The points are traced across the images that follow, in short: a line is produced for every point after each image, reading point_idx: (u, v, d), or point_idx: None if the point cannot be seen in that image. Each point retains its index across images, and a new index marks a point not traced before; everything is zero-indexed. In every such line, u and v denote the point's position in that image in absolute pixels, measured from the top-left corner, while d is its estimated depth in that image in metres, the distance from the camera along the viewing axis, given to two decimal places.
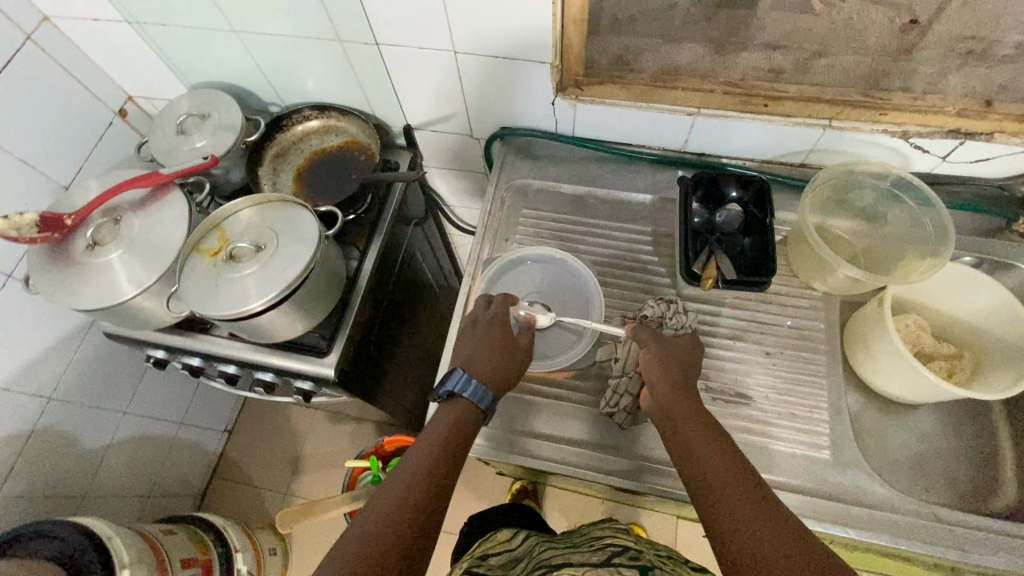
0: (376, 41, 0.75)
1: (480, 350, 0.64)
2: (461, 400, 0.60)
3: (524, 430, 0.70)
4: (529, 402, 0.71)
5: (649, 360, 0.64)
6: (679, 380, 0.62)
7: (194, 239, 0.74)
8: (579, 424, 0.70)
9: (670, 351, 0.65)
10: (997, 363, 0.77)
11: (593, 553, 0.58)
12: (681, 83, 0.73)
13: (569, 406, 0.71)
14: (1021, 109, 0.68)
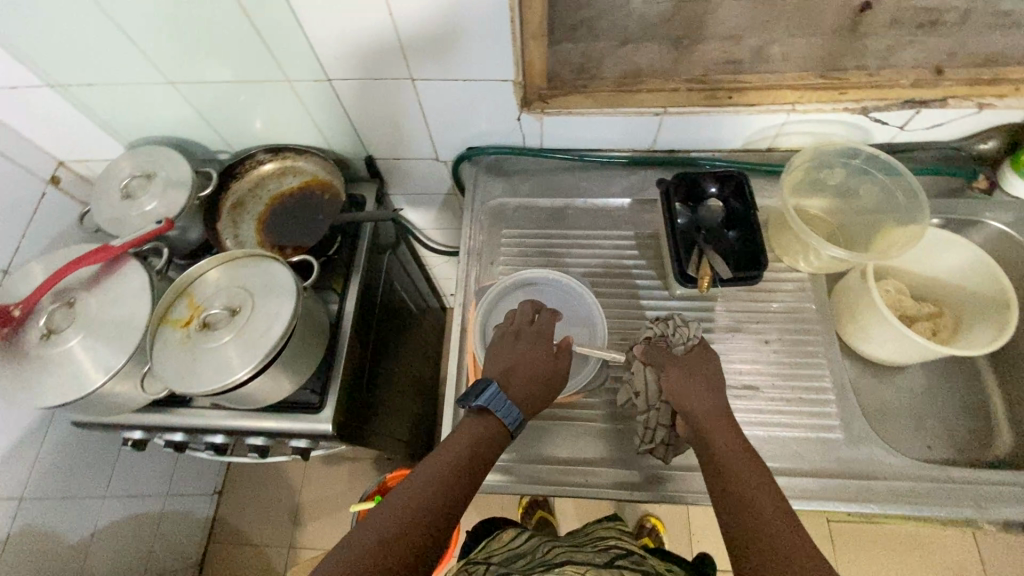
0: (327, 77, 0.72)
1: (520, 368, 0.58)
2: (491, 417, 0.54)
3: (535, 458, 0.67)
4: (537, 430, 0.68)
5: (671, 387, 0.60)
6: (712, 403, 0.58)
7: (160, 310, 0.70)
8: (591, 445, 0.67)
9: (690, 370, 0.60)
10: (976, 319, 0.77)
11: (596, 554, 0.59)
12: (646, 86, 0.72)
13: (580, 427, 0.68)
14: (971, 73, 0.69)
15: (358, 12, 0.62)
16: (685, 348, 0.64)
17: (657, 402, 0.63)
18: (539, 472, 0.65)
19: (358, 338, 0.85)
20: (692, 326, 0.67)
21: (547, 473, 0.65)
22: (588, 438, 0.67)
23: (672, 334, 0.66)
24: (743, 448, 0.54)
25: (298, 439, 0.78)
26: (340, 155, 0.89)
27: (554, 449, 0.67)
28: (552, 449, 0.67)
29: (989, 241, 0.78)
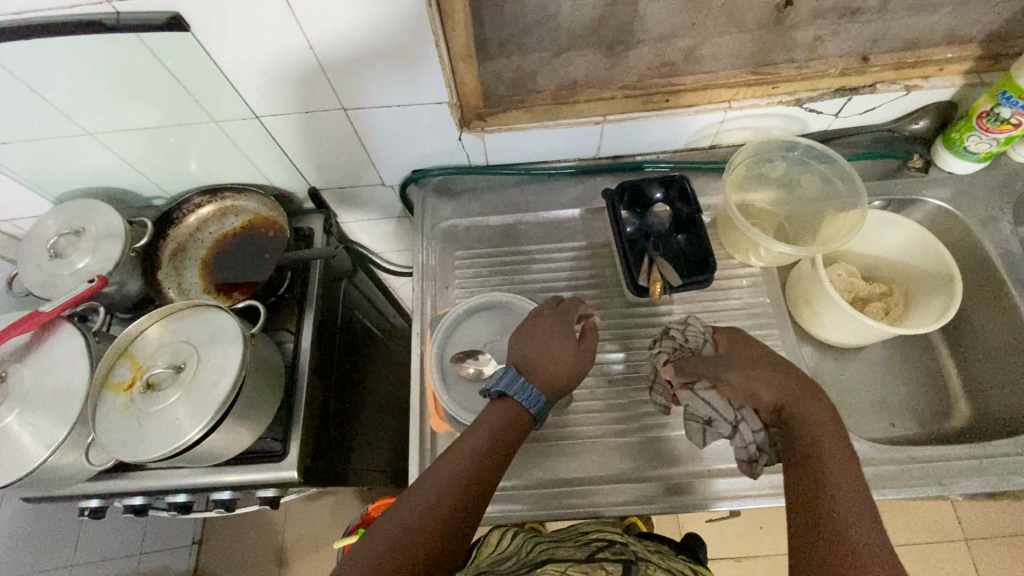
0: (255, 114, 0.69)
1: (545, 354, 0.58)
2: (512, 402, 0.56)
3: (535, 481, 0.66)
4: (534, 451, 0.68)
5: (739, 386, 0.58)
6: (796, 388, 0.57)
7: (101, 375, 0.66)
8: (600, 462, 0.66)
9: (755, 359, 0.59)
10: (924, 295, 0.78)
11: (577, 548, 0.56)
12: (583, 96, 0.72)
13: (580, 444, 0.67)
14: (896, 58, 0.71)
15: (278, 48, 0.60)
16: (709, 346, 0.63)
17: (738, 415, 0.59)
18: (539, 495, 0.65)
19: (317, 375, 0.83)
20: (693, 325, 0.65)
21: (557, 494, 0.65)
22: (581, 455, 0.67)
23: (688, 339, 0.64)
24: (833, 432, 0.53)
25: (265, 488, 0.75)
26: (279, 190, 0.86)
27: (555, 470, 0.66)
28: (548, 470, 0.66)
29: (930, 218, 0.80)
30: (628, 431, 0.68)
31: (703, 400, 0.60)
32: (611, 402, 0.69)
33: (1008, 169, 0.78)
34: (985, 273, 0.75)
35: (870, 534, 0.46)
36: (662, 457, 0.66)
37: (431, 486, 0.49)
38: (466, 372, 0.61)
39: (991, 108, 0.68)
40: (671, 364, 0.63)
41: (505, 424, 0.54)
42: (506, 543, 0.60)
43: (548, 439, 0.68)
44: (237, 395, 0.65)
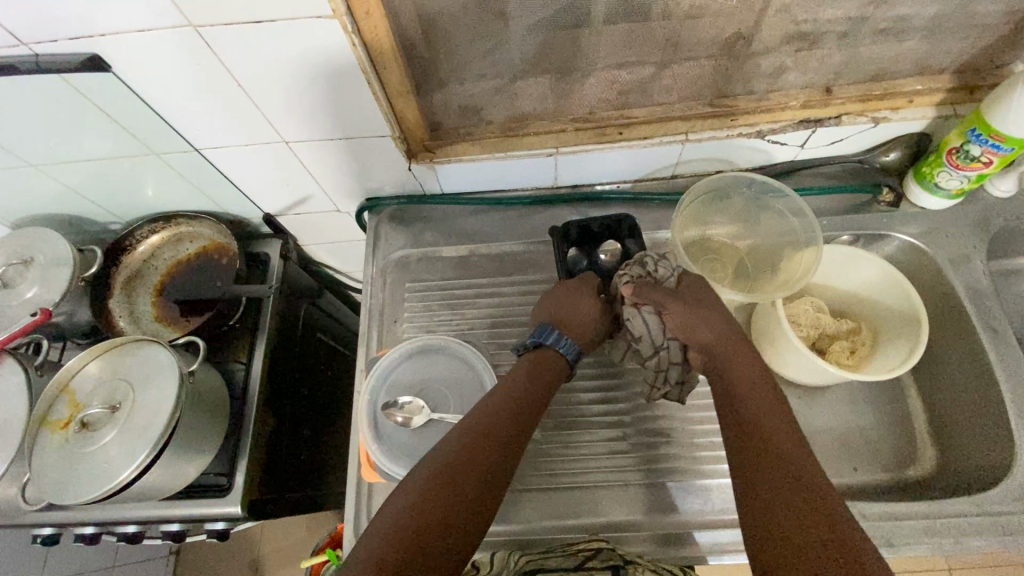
0: (196, 147, 0.68)
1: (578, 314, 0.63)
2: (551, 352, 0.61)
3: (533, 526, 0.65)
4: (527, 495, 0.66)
5: (681, 323, 0.59)
6: (728, 331, 0.59)
7: (39, 412, 0.66)
8: (607, 506, 0.65)
9: (706, 303, 0.60)
10: (891, 334, 0.75)
11: (565, 556, 0.57)
12: (532, 129, 0.71)
13: (582, 490, 0.66)
14: (860, 91, 0.67)
15: (209, 87, 0.58)
16: (675, 280, 0.62)
17: (665, 343, 0.61)
18: (541, 540, 0.64)
19: (269, 406, 0.82)
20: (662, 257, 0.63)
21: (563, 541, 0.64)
22: (564, 502, 0.66)
23: (654, 270, 0.62)
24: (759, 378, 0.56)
25: (215, 521, 0.75)
26: (234, 217, 0.85)
27: (551, 516, 0.65)
28: (537, 518, 0.65)
29: (901, 254, 0.77)
30: (636, 475, 0.66)
31: (643, 323, 0.61)
32: (613, 446, 0.68)
33: (983, 204, 0.75)
34: (954, 315, 0.72)
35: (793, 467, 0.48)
36: (667, 502, 0.65)
37: (467, 427, 0.52)
38: (395, 421, 0.59)
39: (960, 145, 0.64)
40: (630, 284, 0.62)
41: (531, 378, 0.59)
42: (491, 562, 0.59)
43: (531, 486, 0.67)
44: (172, 434, 0.64)
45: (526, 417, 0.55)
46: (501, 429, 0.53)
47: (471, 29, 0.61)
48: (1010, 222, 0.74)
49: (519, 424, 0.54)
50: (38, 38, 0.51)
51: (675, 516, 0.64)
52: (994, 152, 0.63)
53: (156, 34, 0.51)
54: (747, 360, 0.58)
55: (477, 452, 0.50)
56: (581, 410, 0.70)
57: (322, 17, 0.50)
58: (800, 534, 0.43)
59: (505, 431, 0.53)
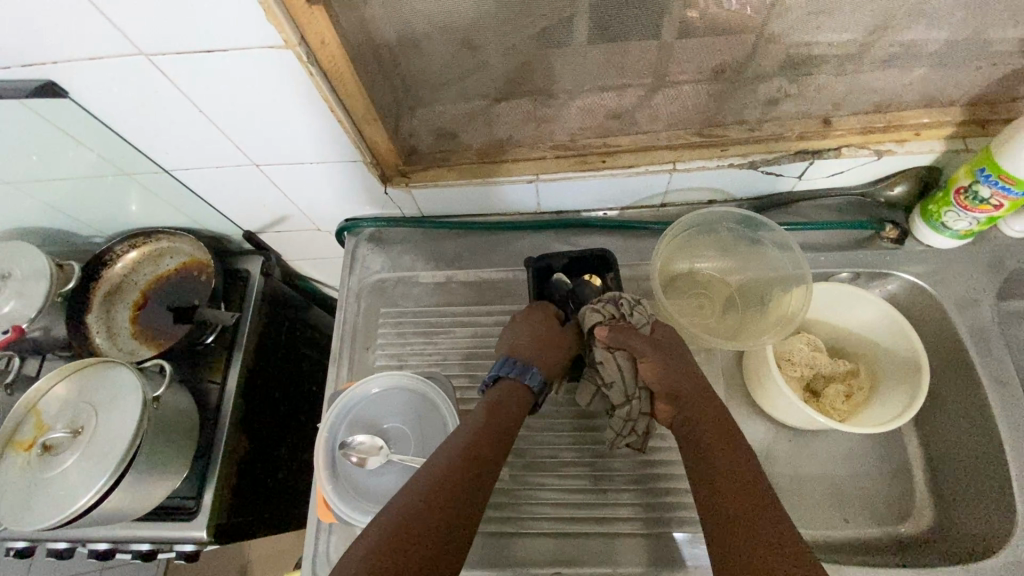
0: (165, 168, 0.67)
1: (542, 344, 0.60)
2: (514, 383, 0.58)
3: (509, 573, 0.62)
4: (503, 538, 0.64)
5: (657, 371, 0.59)
6: (689, 372, 0.59)
7: (5, 433, 0.65)
8: (589, 554, 0.62)
9: (673, 349, 0.61)
10: (890, 380, 0.70)
11: None
12: (511, 155, 0.68)
13: (561, 538, 0.63)
14: (862, 122, 0.63)
15: (171, 113, 0.57)
16: (649, 327, 0.61)
17: (636, 390, 0.60)
18: None
19: (242, 428, 0.81)
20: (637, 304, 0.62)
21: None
22: (532, 549, 0.63)
23: (630, 315, 0.61)
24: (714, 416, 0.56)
25: (183, 543, 0.74)
26: (215, 233, 0.84)
27: (521, 563, 0.62)
28: (504, 566, 0.62)
29: (904, 293, 0.72)
30: (616, 524, 0.63)
31: (617, 368, 0.60)
32: (593, 490, 0.65)
33: (996, 243, 0.69)
34: (958, 363, 0.67)
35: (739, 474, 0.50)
36: (646, 553, 0.62)
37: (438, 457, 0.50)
38: (350, 461, 0.56)
39: (968, 184, 0.60)
40: (605, 326, 0.60)
41: (496, 407, 0.56)
42: None
43: (499, 531, 0.64)
44: (133, 460, 0.63)
45: (499, 444, 0.53)
46: (472, 458, 0.50)
47: (443, 55, 0.58)
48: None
49: (492, 452, 0.52)
50: None
51: (644, 568, 0.61)
52: (1004, 194, 0.58)
53: (108, 62, 0.50)
54: (703, 394, 0.58)
55: (447, 484, 0.48)
56: (561, 450, 0.68)
57: (274, 46, 0.48)
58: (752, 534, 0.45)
59: (477, 460, 0.50)
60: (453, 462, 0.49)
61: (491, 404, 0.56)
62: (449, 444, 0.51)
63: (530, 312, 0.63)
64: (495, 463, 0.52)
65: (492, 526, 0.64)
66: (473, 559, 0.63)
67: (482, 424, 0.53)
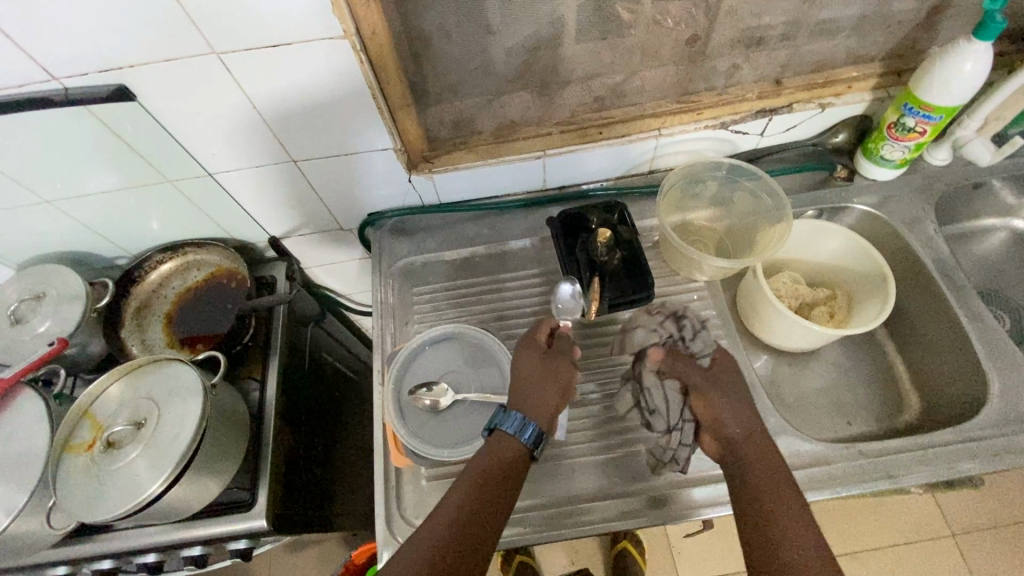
0: (208, 171, 0.73)
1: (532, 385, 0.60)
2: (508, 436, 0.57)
3: (570, 501, 0.66)
4: (560, 471, 0.68)
5: (711, 412, 0.61)
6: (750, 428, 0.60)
7: (61, 438, 0.66)
8: (638, 472, 0.67)
9: (729, 390, 0.63)
10: (863, 295, 0.82)
11: None
12: (521, 134, 0.77)
13: (611, 461, 0.68)
14: (806, 80, 0.77)
15: (225, 111, 0.64)
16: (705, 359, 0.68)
17: (680, 423, 0.65)
18: (572, 513, 0.65)
19: (285, 421, 0.83)
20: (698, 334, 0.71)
21: (586, 511, 0.65)
22: (584, 472, 0.67)
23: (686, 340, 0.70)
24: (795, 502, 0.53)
25: (237, 540, 0.75)
26: (240, 241, 0.89)
27: (577, 487, 0.67)
28: (561, 490, 0.67)
29: (860, 222, 0.85)
30: None
31: (661, 394, 0.67)
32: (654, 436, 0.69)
33: (926, 172, 0.84)
34: (915, 271, 0.80)
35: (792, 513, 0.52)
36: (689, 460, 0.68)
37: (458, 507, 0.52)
38: (422, 404, 0.62)
39: (897, 118, 0.74)
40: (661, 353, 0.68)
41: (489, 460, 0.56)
42: None
43: (551, 458, 0.68)
44: (198, 447, 0.65)
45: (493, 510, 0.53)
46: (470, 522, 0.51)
47: (461, 49, 0.68)
48: (950, 187, 0.83)
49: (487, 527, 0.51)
50: (69, 72, 0.57)
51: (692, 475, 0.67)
52: (926, 121, 0.71)
53: (182, 62, 0.57)
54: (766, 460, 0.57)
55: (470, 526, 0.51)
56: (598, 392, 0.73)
57: (334, 37, 0.57)
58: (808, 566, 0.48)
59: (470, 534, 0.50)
60: (445, 535, 0.50)
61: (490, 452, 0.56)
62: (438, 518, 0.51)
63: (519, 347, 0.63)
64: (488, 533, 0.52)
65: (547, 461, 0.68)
66: (536, 491, 0.67)
67: (478, 487, 0.53)
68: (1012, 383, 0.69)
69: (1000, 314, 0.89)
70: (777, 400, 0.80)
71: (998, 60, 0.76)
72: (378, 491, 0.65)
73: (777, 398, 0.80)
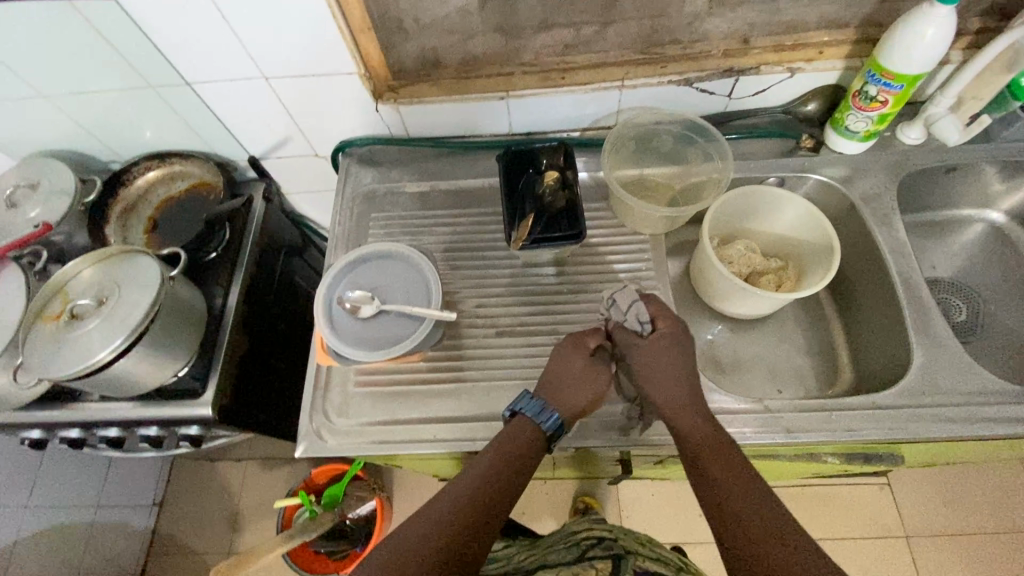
0: (187, 80, 0.78)
1: (561, 377, 0.63)
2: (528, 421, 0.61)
3: (485, 417, 0.69)
4: (480, 391, 0.71)
5: (643, 381, 0.62)
6: (693, 406, 0.60)
7: (35, 308, 0.73)
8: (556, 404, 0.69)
9: (664, 362, 0.61)
10: (813, 269, 0.81)
11: (568, 549, 0.61)
12: (484, 72, 0.79)
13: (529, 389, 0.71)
14: (774, 41, 0.76)
15: (196, 19, 0.68)
16: (645, 330, 0.63)
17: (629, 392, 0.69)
18: (483, 429, 0.68)
19: (244, 328, 0.88)
20: (634, 304, 0.63)
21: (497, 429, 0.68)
22: (502, 396, 0.70)
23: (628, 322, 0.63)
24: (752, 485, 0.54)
25: (187, 426, 0.82)
26: (222, 158, 0.94)
27: (494, 406, 0.70)
28: (478, 409, 0.70)
29: (823, 195, 0.84)
30: None
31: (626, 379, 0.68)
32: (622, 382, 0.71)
33: (896, 150, 0.82)
34: (868, 247, 0.79)
35: (740, 481, 0.54)
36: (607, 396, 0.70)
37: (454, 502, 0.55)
38: (345, 309, 0.67)
39: (861, 86, 0.73)
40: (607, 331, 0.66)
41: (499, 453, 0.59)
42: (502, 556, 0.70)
43: (471, 379, 0.72)
44: (148, 327, 0.71)
45: (488, 500, 0.55)
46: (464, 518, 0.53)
47: None
48: (919, 167, 0.81)
49: (478, 518, 0.54)
50: None
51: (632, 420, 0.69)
52: (888, 90, 0.70)
53: None
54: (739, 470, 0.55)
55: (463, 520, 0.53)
56: (529, 327, 0.75)
57: None
58: (770, 527, 0.50)
59: (458, 525, 0.53)
60: (442, 525, 0.52)
61: (501, 444, 0.59)
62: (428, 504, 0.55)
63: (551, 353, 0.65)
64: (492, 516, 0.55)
65: (469, 383, 0.71)
66: (453, 408, 0.70)
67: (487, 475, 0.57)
68: (933, 360, 0.69)
69: (957, 304, 0.87)
70: (712, 359, 0.81)
71: (976, 37, 0.74)
72: (306, 389, 0.71)
73: (712, 358, 0.81)
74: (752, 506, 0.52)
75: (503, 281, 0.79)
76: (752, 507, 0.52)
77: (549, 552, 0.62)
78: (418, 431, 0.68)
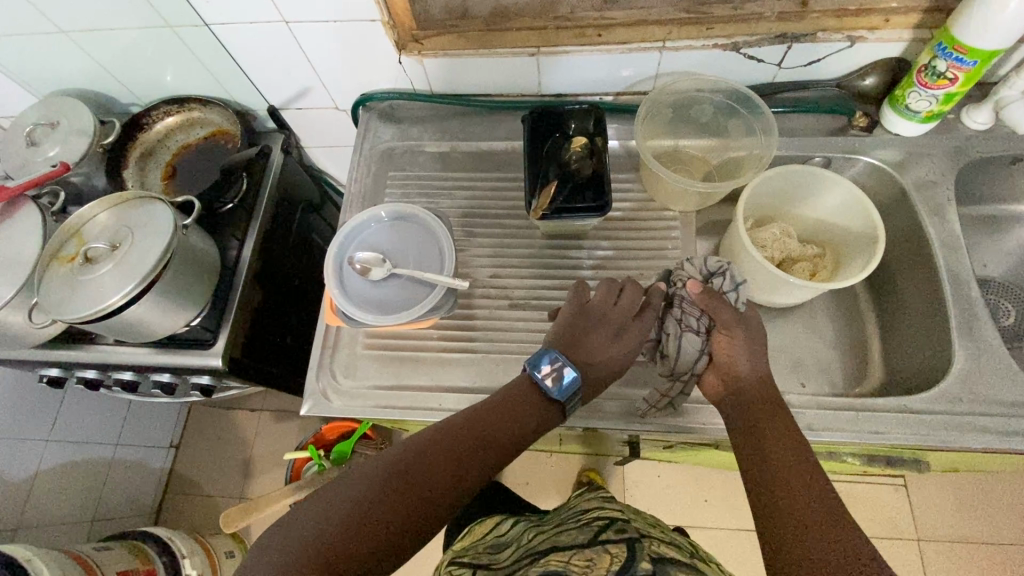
0: (205, 22, 0.74)
1: (595, 351, 0.62)
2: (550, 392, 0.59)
3: (492, 389, 0.67)
4: (489, 361, 0.69)
5: (727, 343, 0.61)
6: (761, 378, 0.60)
7: (51, 249, 0.73)
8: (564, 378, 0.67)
9: (752, 341, 0.62)
10: (852, 258, 0.76)
11: (580, 531, 0.56)
12: (514, 24, 0.72)
13: None
14: (839, 4, 0.68)
15: None
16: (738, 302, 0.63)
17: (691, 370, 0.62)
18: None
19: (256, 280, 0.87)
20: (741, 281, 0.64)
21: None
22: (511, 369, 0.68)
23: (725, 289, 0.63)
24: (801, 457, 0.53)
25: (199, 375, 0.83)
26: (242, 106, 0.92)
27: (503, 378, 0.68)
28: (486, 380, 0.68)
29: (871, 180, 0.78)
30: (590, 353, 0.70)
31: (692, 345, 0.61)
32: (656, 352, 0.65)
33: (959, 135, 0.75)
34: (915, 239, 0.73)
35: (788, 450, 0.54)
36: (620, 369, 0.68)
37: (444, 434, 0.54)
38: (355, 269, 0.65)
39: (928, 61, 0.66)
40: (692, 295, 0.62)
41: (504, 408, 0.58)
42: (508, 529, 0.67)
43: (481, 349, 0.70)
44: (160, 275, 0.70)
45: (484, 453, 0.55)
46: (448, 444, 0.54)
47: None
48: (983, 155, 0.75)
49: (472, 462, 0.53)
50: None
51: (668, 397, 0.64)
52: (959, 67, 0.63)
53: None
54: (791, 449, 0.54)
55: (451, 453, 0.53)
56: (544, 299, 0.72)
57: None
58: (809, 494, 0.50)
59: (457, 475, 0.52)
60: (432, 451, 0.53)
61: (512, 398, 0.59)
62: (434, 432, 0.55)
63: (597, 285, 0.65)
64: (481, 452, 0.54)
65: (479, 352, 0.69)
66: (462, 377, 0.68)
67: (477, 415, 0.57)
68: (976, 365, 0.65)
69: (1006, 307, 0.83)
70: None
71: None
72: (315, 348, 0.70)
73: None
74: (796, 474, 0.52)
75: (520, 250, 0.76)
76: (797, 475, 0.52)
77: (558, 531, 0.58)
78: (423, 398, 0.67)
